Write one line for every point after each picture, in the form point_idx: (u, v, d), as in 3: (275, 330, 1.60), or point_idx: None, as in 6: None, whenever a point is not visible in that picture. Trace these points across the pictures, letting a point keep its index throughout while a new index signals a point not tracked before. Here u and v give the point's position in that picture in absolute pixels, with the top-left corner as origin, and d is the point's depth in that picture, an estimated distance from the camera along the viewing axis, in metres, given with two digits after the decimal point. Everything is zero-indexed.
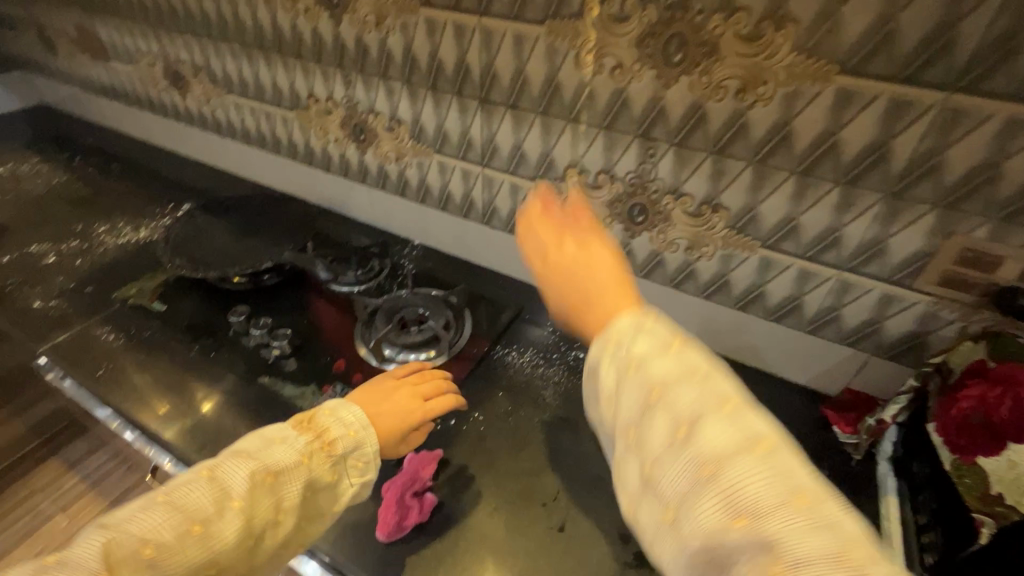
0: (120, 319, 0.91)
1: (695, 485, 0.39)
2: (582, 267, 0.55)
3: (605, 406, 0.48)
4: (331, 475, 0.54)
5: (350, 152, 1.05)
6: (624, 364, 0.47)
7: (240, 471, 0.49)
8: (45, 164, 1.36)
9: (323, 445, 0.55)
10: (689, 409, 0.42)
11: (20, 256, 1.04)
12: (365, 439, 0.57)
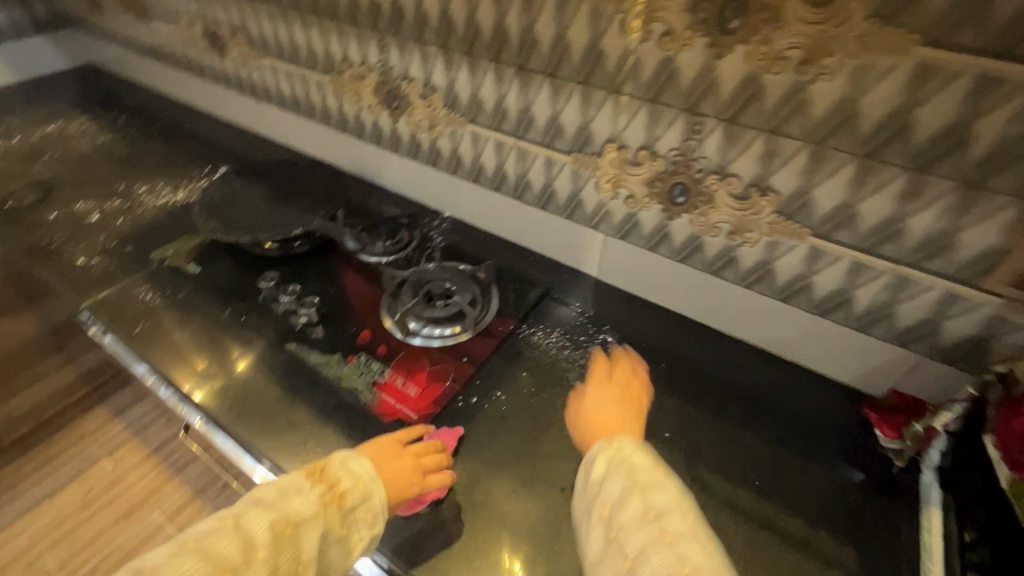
0: (159, 278, 0.93)
1: (655, 549, 0.45)
2: (588, 399, 0.65)
3: (587, 485, 0.54)
4: (344, 528, 0.53)
5: (382, 119, 1.03)
6: (615, 463, 0.53)
7: (262, 522, 0.50)
8: (92, 124, 1.39)
9: (335, 497, 0.54)
10: (664, 498, 0.49)
11: (66, 213, 1.07)
12: (375, 493, 0.57)
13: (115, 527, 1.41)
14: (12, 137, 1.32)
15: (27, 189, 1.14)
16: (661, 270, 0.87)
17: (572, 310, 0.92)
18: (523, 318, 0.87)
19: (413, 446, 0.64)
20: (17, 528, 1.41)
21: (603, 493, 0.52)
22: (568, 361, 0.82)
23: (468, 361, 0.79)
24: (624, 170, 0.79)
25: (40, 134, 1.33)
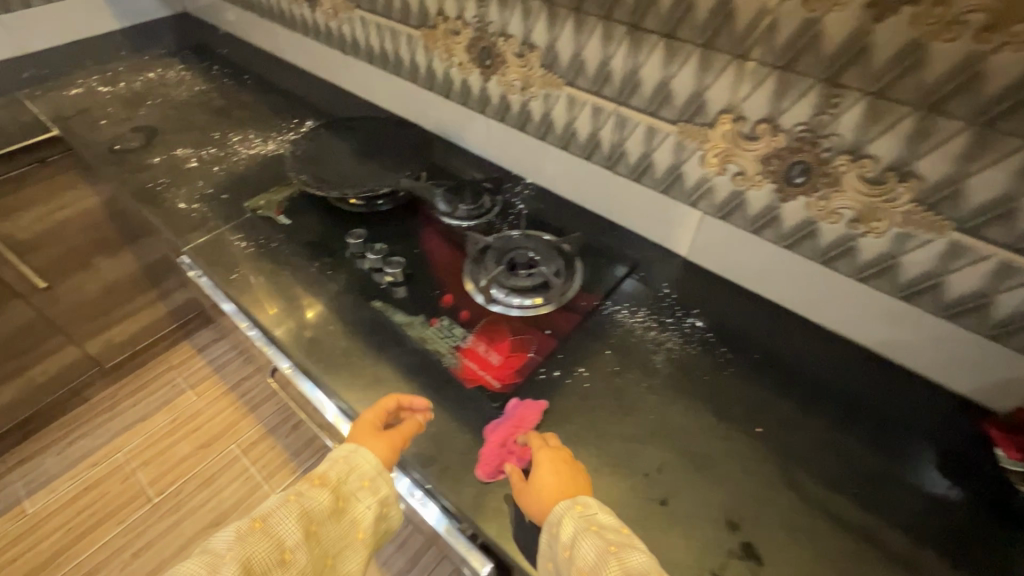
0: (250, 228, 0.96)
1: None
2: (539, 477, 0.60)
3: (558, 558, 0.54)
4: (336, 500, 0.60)
5: (472, 78, 1.00)
6: (584, 526, 0.54)
7: (226, 534, 0.54)
8: (188, 72, 1.43)
9: (315, 480, 0.61)
10: (640, 561, 0.50)
11: (168, 158, 1.12)
12: (357, 467, 0.63)
13: (198, 453, 1.53)
14: (118, 82, 1.38)
15: (133, 134, 1.20)
16: (763, 255, 0.81)
17: (660, 290, 0.86)
18: (607, 295, 0.84)
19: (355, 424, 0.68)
20: (117, 443, 1.55)
21: (578, 558, 0.52)
22: (654, 342, 0.78)
23: (550, 335, 0.77)
24: (737, 144, 0.73)
25: (143, 80, 1.39)
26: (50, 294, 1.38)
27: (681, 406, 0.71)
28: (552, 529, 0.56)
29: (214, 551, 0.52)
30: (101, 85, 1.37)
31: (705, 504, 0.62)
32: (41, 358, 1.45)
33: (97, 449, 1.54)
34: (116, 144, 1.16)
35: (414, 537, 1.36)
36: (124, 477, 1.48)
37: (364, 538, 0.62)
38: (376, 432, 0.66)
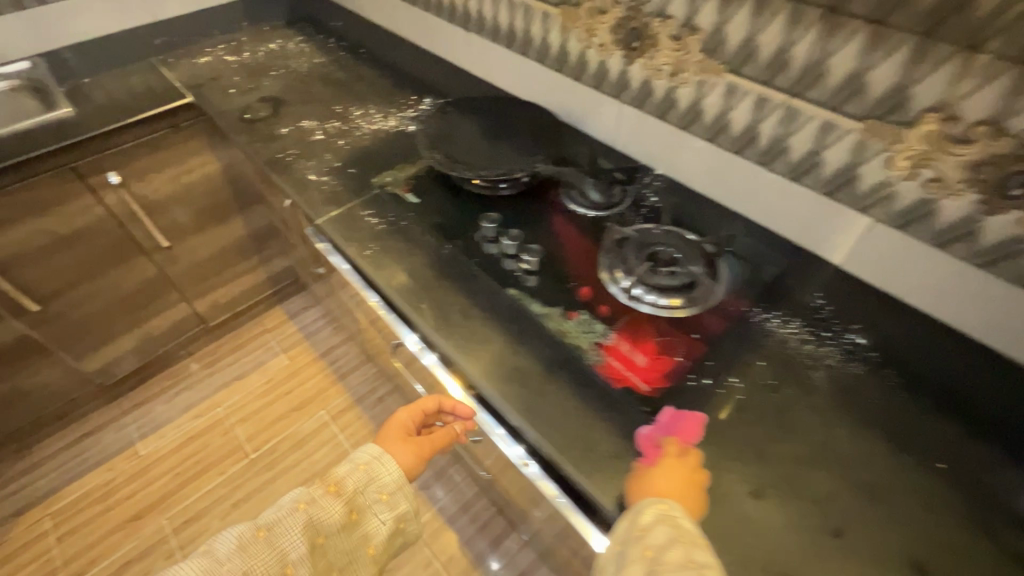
0: (380, 203, 0.95)
1: None
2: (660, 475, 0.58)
3: (628, 535, 0.56)
4: (349, 513, 0.71)
5: (613, 60, 0.95)
6: (662, 518, 0.54)
7: (234, 535, 0.66)
8: (306, 44, 1.45)
9: (331, 488, 0.71)
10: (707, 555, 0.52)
11: (295, 129, 1.14)
12: (381, 475, 0.75)
13: (290, 416, 1.60)
14: (242, 52, 1.42)
15: (260, 103, 1.22)
16: (936, 274, 0.73)
17: (812, 301, 0.80)
18: (755, 301, 0.79)
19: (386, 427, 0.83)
20: (217, 398, 1.64)
21: (649, 539, 0.54)
22: (812, 357, 0.73)
23: (699, 338, 0.73)
24: (939, 147, 0.65)
25: (266, 50, 1.42)
26: (170, 253, 1.46)
27: (848, 431, 0.65)
28: (635, 510, 0.56)
29: (220, 554, 0.64)
30: (228, 55, 1.41)
31: (885, 540, 0.57)
32: (158, 312, 1.53)
33: (199, 402, 1.63)
34: (245, 113, 1.19)
35: (495, 522, 1.38)
36: (224, 431, 1.56)
37: (374, 553, 0.72)
38: (404, 438, 0.81)
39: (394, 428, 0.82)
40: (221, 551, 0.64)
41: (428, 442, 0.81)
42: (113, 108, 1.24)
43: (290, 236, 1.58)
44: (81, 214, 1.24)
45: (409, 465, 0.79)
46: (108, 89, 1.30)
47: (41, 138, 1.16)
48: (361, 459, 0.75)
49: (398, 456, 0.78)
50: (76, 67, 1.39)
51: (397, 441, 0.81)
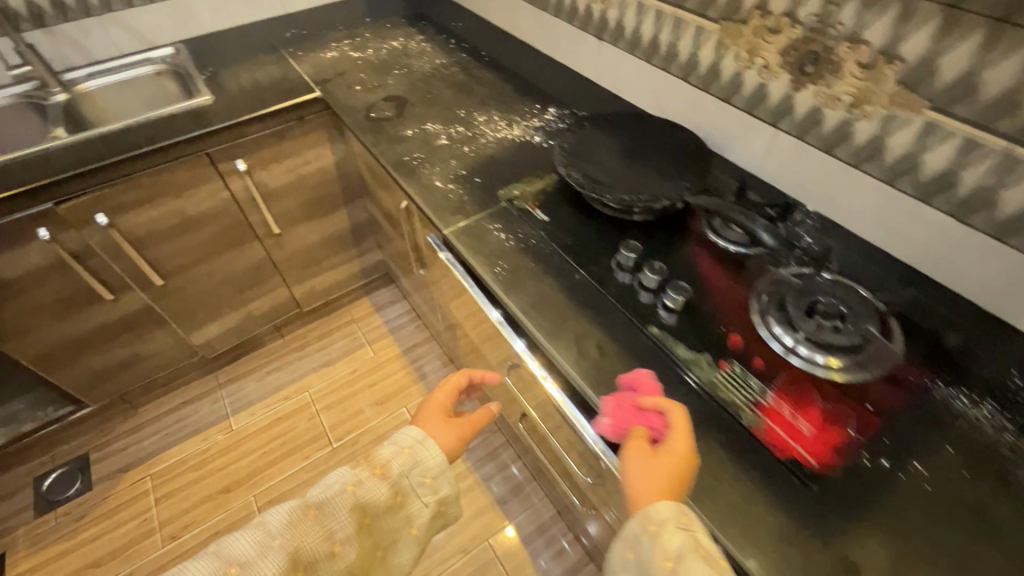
0: (507, 218, 0.92)
1: None
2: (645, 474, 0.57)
3: (643, 544, 0.53)
4: (394, 495, 0.71)
5: (777, 84, 0.86)
6: (691, 544, 0.51)
7: (283, 510, 0.64)
8: (427, 44, 1.44)
9: (377, 470, 0.71)
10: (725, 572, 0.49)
11: (420, 132, 1.13)
12: (424, 459, 0.75)
13: (373, 410, 1.61)
14: (366, 48, 1.43)
15: (385, 102, 1.22)
16: None
17: (1008, 380, 0.69)
18: (940, 373, 0.69)
19: (424, 411, 0.84)
20: (305, 381, 1.68)
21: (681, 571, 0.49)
22: (1013, 450, 0.63)
23: (874, 411, 0.64)
24: None
25: (389, 49, 1.43)
26: (279, 240, 1.50)
27: None
28: (639, 517, 0.55)
29: (270, 527, 0.62)
30: (352, 51, 1.42)
31: None
32: (260, 295, 1.59)
33: (288, 384, 1.68)
34: (371, 112, 1.19)
35: (572, 548, 1.33)
36: (309, 416, 1.60)
37: (417, 534, 0.73)
38: (443, 420, 0.82)
39: (433, 412, 0.84)
40: (273, 524, 0.62)
41: (468, 424, 0.82)
42: (244, 97, 1.27)
43: (389, 232, 1.59)
44: (208, 197, 1.29)
45: (450, 447, 0.79)
46: (239, 78, 1.34)
47: (180, 123, 1.20)
48: (404, 442, 0.75)
49: (439, 439, 0.79)
50: (213, 56, 1.45)
51: (435, 424, 0.82)
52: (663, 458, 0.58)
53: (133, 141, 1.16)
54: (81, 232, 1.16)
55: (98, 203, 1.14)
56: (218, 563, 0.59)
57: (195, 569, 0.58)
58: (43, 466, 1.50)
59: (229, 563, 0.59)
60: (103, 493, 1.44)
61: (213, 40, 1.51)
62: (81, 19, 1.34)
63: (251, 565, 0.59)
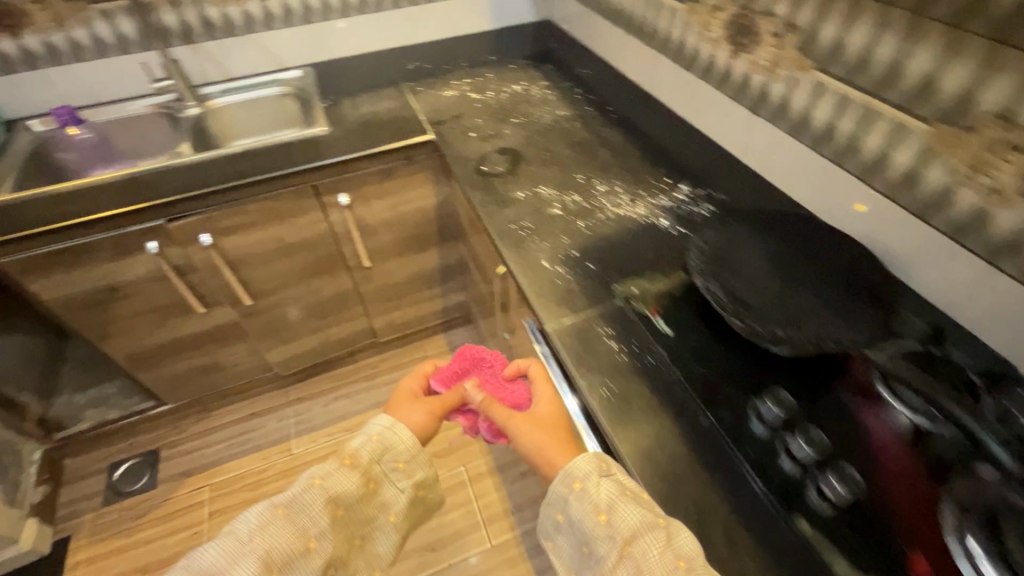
0: (622, 323, 0.79)
1: (655, 536, 0.54)
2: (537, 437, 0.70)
3: (575, 496, 0.61)
4: (367, 483, 0.70)
5: (1009, 215, 0.65)
6: (616, 489, 0.59)
7: (250, 517, 0.64)
8: (551, 91, 1.34)
9: (347, 460, 0.70)
10: (657, 508, 0.58)
11: (532, 195, 1.02)
12: (395, 444, 0.73)
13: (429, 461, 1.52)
14: (486, 90, 1.35)
15: (498, 155, 1.12)
16: None
17: None
18: None
19: (393, 396, 0.81)
20: (369, 416, 1.63)
21: (611, 513, 0.58)
22: None
23: None
24: None
25: (509, 93, 1.34)
26: (367, 273, 1.46)
27: None
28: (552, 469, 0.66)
29: (237, 535, 0.62)
30: (472, 92, 1.35)
31: None
32: (340, 322, 1.56)
33: (352, 416, 1.63)
34: (481, 165, 1.10)
35: None
36: None
37: (396, 520, 0.72)
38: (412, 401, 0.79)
39: (403, 398, 0.81)
40: (241, 531, 0.62)
41: (438, 400, 0.79)
42: (357, 131, 1.24)
43: (476, 277, 1.51)
44: (307, 226, 1.26)
45: (422, 423, 0.76)
46: (355, 109, 1.32)
47: (292, 152, 1.18)
48: (373, 428, 0.73)
49: (406, 418, 0.76)
50: (336, 82, 1.45)
51: (406, 405, 0.79)
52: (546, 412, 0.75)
53: (246, 167, 1.14)
54: (186, 249, 1.17)
55: (206, 223, 1.14)
56: None
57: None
58: (120, 452, 1.56)
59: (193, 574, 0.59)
60: (166, 494, 1.46)
61: (341, 66, 1.52)
62: (224, 37, 1.39)
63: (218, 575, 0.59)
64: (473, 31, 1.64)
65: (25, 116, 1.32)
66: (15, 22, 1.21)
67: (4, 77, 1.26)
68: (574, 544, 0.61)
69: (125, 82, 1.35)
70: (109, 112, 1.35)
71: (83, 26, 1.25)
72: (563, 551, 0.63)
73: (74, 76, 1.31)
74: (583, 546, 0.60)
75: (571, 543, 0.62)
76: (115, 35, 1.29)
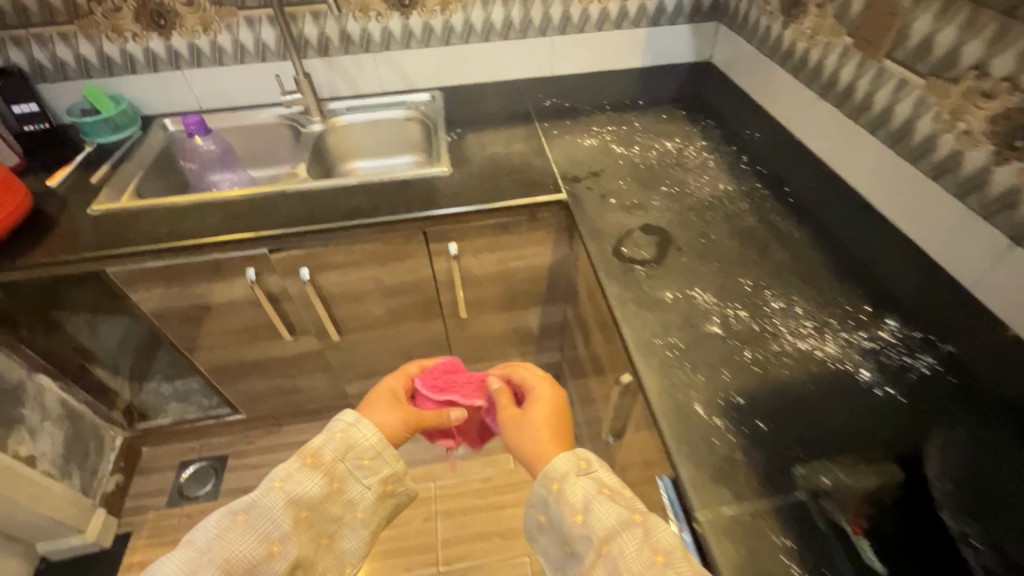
0: (807, 535, 0.57)
1: (633, 530, 0.57)
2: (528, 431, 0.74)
3: (557, 499, 0.63)
4: (330, 482, 0.67)
5: None
6: (594, 487, 0.62)
7: (206, 528, 0.61)
8: (711, 154, 1.13)
9: (308, 460, 0.67)
10: (639, 505, 0.60)
11: (683, 299, 0.81)
12: (359, 442, 0.71)
13: (492, 540, 1.36)
14: (632, 144, 1.16)
15: (643, 234, 0.93)
16: None
17: None
18: None
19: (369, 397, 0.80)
20: (435, 469, 1.50)
21: (588, 515, 0.60)
22: None
23: None
24: None
25: (659, 150, 1.14)
26: (461, 322, 1.32)
27: None
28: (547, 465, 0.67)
29: (196, 545, 0.60)
30: (615, 143, 1.17)
31: None
32: None
33: (419, 465, 1.51)
34: (621, 246, 0.91)
35: None
36: (426, 515, 1.41)
37: (364, 516, 0.69)
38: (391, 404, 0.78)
39: (382, 398, 0.80)
40: (199, 540, 0.60)
41: (415, 413, 0.78)
42: (481, 176, 1.09)
43: (579, 346, 1.32)
44: (410, 271, 1.14)
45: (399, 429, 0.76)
46: (482, 147, 1.18)
47: (408, 193, 1.07)
48: (336, 427, 0.71)
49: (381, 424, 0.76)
50: (465, 112, 1.33)
51: (382, 408, 0.78)
52: (539, 408, 0.76)
53: (358, 205, 1.03)
54: (285, 280, 1.09)
55: (308, 257, 1.05)
56: None
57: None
58: (191, 451, 1.55)
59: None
60: None
61: (473, 93, 1.40)
62: (359, 53, 1.31)
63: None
64: (620, 68, 1.46)
65: (160, 114, 1.32)
66: (166, 22, 1.20)
67: (149, 74, 1.26)
68: (557, 544, 0.64)
69: (256, 88, 1.32)
70: (236, 118, 1.32)
71: (226, 31, 1.22)
72: (545, 551, 0.66)
73: (211, 78, 1.29)
74: (564, 546, 0.63)
75: (554, 541, 0.65)
76: (256, 43, 1.25)
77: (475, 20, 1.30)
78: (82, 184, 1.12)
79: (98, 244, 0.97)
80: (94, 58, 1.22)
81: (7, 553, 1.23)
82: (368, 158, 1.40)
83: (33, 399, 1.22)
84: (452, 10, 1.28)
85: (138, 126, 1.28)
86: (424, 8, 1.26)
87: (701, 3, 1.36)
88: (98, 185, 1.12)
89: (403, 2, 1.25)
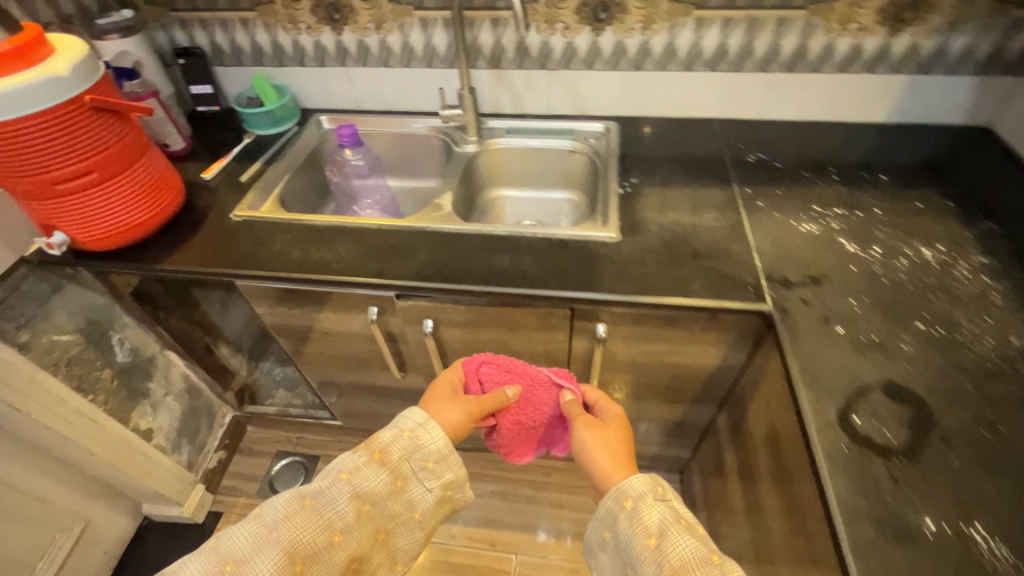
0: None
1: (707, 562, 0.60)
2: (591, 443, 0.78)
3: (625, 516, 0.68)
4: (393, 480, 0.73)
5: None
6: (671, 516, 0.66)
7: (277, 505, 0.67)
8: (995, 281, 0.79)
9: (376, 456, 0.73)
10: (708, 542, 0.64)
11: (955, 540, 0.54)
12: (425, 443, 0.76)
13: None
14: (869, 242, 0.86)
15: (885, 399, 0.66)
16: None
17: None
18: None
19: (430, 395, 0.85)
20: (520, 537, 1.34)
21: (664, 539, 0.64)
22: None
23: None
24: None
25: (912, 259, 0.83)
26: None
27: None
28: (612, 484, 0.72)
29: (266, 523, 0.65)
30: (845, 236, 0.87)
31: None
32: None
33: (503, 527, 1.36)
34: (851, 414, 0.64)
35: None
36: None
37: (419, 518, 0.75)
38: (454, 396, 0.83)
39: (439, 393, 0.85)
40: (270, 517, 0.66)
41: (474, 402, 0.82)
42: (655, 252, 0.86)
43: (725, 465, 1.06)
44: (543, 343, 0.96)
45: (460, 423, 0.80)
46: (660, 209, 0.94)
47: (562, 257, 0.87)
48: (405, 426, 0.76)
49: (444, 421, 0.80)
50: (643, 154, 1.09)
51: (443, 403, 0.82)
52: (608, 434, 0.81)
53: (501, 265, 0.86)
54: (405, 325, 0.96)
55: (435, 311, 0.91)
56: (215, 561, 0.62)
57: (194, 566, 0.61)
58: (287, 442, 1.55)
59: (223, 559, 0.62)
60: None
61: (654, 130, 1.16)
62: (533, 69, 1.13)
63: (247, 561, 0.62)
64: (854, 120, 1.12)
65: (319, 108, 1.26)
66: (341, 17, 1.11)
67: (315, 68, 1.19)
68: (619, 562, 0.69)
69: (415, 94, 1.20)
70: (390, 124, 1.23)
71: (398, 31, 1.11)
72: (608, 567, 0.71)
73: (373, 80, 1.19)
74: (627, 567, 0.67)
75: (614, 560, 0.69)
76: (425, 47, 1.13)
77: (681, 43, 1.05)
78: (231, 181, 1.08)
79: (231, 260, 0.91)
80: (269, 47, 1.17)
81: (117, 508, 1.30)
82: (517, 187, 1.22)
83: (161, 373, 1.25)
84: (655, 29, 1.04)
85: (296, 121, 1.24)
86: (621, 24, 1.04)
87: (1006, 50, 0.97)
88: (247, 184, 1.07)
89: (598, 15, 1.04)
